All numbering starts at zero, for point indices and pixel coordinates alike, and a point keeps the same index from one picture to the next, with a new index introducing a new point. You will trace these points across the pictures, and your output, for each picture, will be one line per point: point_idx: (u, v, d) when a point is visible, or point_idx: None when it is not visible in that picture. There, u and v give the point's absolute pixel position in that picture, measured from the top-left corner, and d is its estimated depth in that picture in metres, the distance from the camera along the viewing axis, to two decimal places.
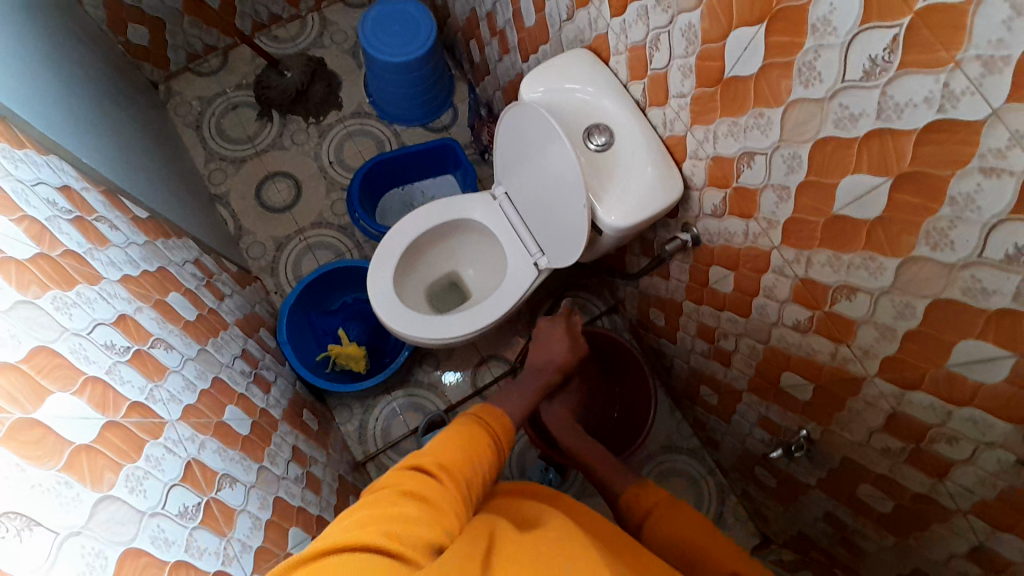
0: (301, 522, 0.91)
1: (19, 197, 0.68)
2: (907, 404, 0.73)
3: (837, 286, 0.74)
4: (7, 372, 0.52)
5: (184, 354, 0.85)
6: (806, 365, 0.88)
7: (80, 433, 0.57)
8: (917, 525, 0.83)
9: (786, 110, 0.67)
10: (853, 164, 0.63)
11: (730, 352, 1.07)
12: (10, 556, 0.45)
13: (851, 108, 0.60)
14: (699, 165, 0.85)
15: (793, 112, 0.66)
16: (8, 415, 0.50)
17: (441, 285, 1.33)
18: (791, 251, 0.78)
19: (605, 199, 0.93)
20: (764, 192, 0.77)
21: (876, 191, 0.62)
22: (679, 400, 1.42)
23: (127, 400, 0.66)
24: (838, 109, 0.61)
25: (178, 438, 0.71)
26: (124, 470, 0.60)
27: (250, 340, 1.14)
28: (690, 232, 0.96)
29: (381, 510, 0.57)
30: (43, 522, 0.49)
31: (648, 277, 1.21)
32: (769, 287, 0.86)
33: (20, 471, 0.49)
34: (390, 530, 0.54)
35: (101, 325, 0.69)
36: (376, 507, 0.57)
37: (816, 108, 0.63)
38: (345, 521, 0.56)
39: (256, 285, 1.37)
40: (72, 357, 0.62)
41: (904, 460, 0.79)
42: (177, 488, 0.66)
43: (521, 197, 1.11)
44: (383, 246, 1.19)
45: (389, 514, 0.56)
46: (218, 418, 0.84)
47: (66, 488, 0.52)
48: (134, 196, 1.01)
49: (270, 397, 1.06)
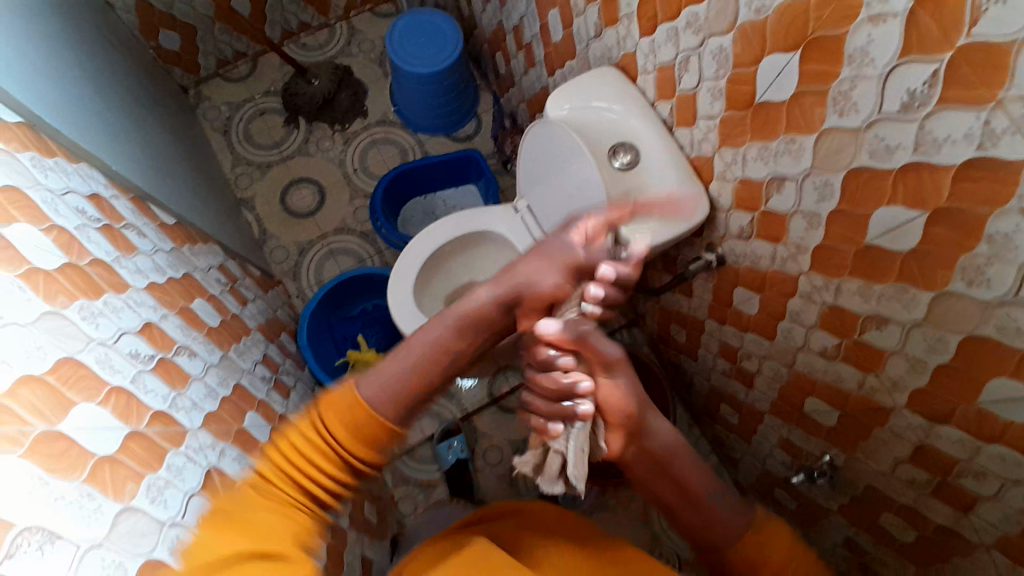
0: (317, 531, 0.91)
1: (49, 207, 0.69)
2: (935, 437, 0.72)
3: (867, 315, 0.72)
4: (32, 386, 0.53)
5: (209, 363, 0.86)
6: (831, 391, 0.87)
7: (104, 445, 0.57)
8: (939, 558, 0.81)
9: (819, 138, 0.66)
10: (887, 195, 0.61)
11: (753, 374, 1.05)
12: (31, 570, 0.45)
13: (887, 140, 0.58)
14: (727, 186, 0.84)
15: (826, 139, 0.65)
16: (32, 428, 0.50)
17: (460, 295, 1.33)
18: (820, 277, 0.77)
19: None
20: (793, 217, 0.75)
21: (911, 225, 0.60)
22: (698, 417, 1.41)
23: (150, 409, 0.67)
24: (873, 139, 0.60)
25: (200, 447, 0.72)
26: (145, 480, 0.60)
27: (272, 346, 1.15)
28: (715, 252, 0.95)
29: (232, 521, 0.56)
30: (65, 534, 0.49)
31: (670, 294, 1.20)
32: (795, 311, 0.85)
33: (42, 484, 0.49)
34: (228, 543, 0.54)
35: (127, 334, 0.71)
36: (222, 525, 0.55)
37: (850, 137, 0.62)
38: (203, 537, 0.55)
39: (279, 290, 1.38)
40: (98, 367, 0.62)
41: (930, 493, 0.77)
42: (198, 497, 0.66)
43: (544, 211, 1.11)
44: (405, 256, 1.19)
45: (244, 527, 0.55)
46: (239, 426, 0.85)
47: (88, 500, 0.52)
48: (163, 203, 1.03)
49: (289, 403, 1.07)
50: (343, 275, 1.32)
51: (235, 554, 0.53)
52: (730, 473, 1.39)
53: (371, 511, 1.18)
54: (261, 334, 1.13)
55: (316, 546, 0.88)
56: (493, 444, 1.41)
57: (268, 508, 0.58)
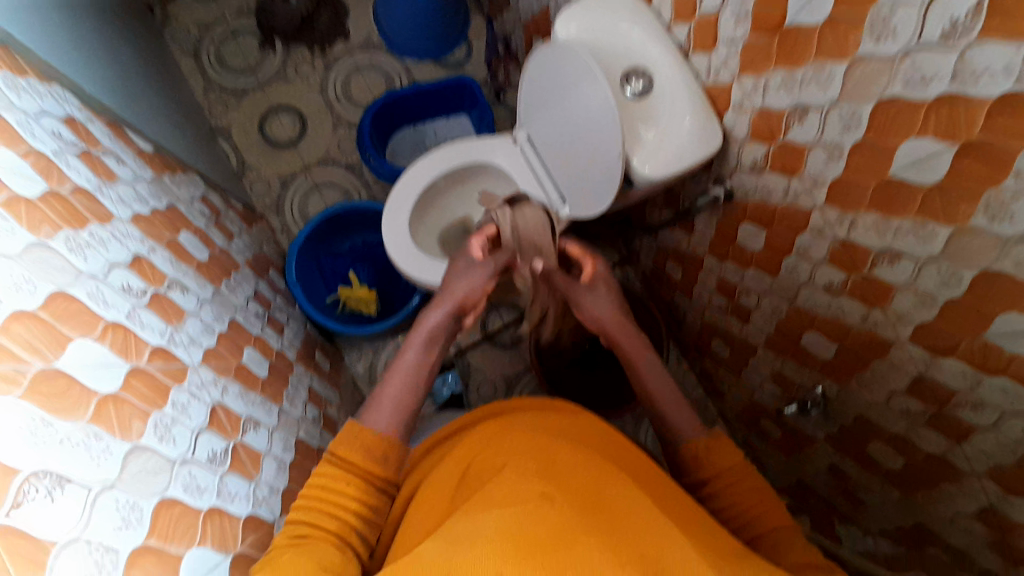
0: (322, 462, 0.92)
1: (24, 128, 0.63)
2: (935, 369, 0.74)
3: (880, 249, 0.72)
4: (24, 322, 0.49)
5: (201, 298, 0.82)
6: (831, 325, 0.88)
7: (107, 383, 0.54)
8: (925, 485, 0.86)
9: (850, 67, 0.63)
10: (918, 127, 0.59)
11: (751, 310, 1.07)
12: (42, 521, 0.41)
13: (923, 71, 0.56)
14: (743, 117, 0.82)
15: (860, 66, 0.62)
16: (28, 367, 0.46)
17: None
18: (834, 211, 0.76)
19: (639, 148, 0.89)
20: (814, 150, 0.73)
21: (938, 158, 0.59)
22: (688, 352, 1.43)
23: (148, 344, 0.64)
24: (909, 70, 0.57)
25: (202, 383, 0.70)
26: (150, 419, 0.57)
27: (262, 282, 1.11)
28: (723, 186, 0.94)
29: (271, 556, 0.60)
30: (74, 478, 0.44)
31: (669, 230, 1.20)
32: (804, 246, 0.84)
33: (46, 426, 0.45)
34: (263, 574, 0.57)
35: (116, 267, 0.66)
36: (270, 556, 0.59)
37: (884, 67, 0.59)
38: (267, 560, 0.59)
39: (263, 224, 1.32)
40: (90, 302, 0.58)
41: (923, 422, 0.80)
42: (206, 433, 0.65)
43: (545, 142, 1.07)
44: (397, 189, 1.14)
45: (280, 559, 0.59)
46: (239, 362, 0.82)
47: (95, 441, 0.48)
48: (138, 129, 0.96)
49: (284, 339, 1.05)
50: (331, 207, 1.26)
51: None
52: (715, 405, 1.43)
53: None
54: (250, 270, 1.08)
55: None
56: (485, 378, 1.42)
57: (303, 547, 0.61)
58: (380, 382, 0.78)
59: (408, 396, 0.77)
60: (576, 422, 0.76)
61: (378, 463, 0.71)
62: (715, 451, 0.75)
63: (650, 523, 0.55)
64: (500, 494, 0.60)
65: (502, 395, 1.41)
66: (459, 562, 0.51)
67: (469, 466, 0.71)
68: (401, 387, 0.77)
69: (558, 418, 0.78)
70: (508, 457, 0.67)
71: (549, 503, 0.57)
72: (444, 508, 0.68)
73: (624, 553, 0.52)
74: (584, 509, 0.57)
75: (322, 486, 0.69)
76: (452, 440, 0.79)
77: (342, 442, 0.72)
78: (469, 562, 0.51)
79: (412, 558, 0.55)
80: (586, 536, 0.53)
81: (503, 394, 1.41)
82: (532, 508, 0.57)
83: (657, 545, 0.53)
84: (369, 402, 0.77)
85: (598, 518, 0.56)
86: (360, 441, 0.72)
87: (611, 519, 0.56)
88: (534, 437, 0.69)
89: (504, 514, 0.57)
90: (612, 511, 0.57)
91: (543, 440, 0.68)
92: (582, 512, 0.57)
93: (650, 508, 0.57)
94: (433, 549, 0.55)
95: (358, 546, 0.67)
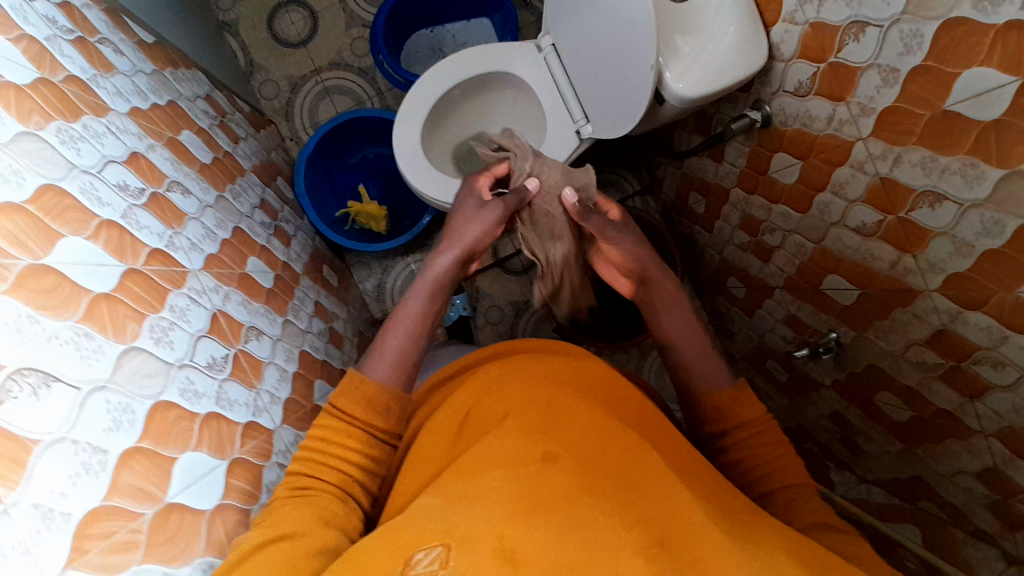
0: (325, 375, 0.92)
1: (16, 14, 0.58)
2: (960, 323, 0.70)
3: (923, 191, 0.67)
4: (12, 215, 0.46)
5: (204, 201, 0.80)
6: (857, 270, 0.84)
7: (102, 281, 0.52)
8: (930, 439, 0.85)
9: None
10: (984, 55, 0.53)
11: (773, 249, 1.02)
12: (28, 419, 0.40)
13: None
14: (793, 31, 0.75)
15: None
16: (16, 262, 0.44)
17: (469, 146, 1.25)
18: (879, 145, 0.70)
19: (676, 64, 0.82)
20: (867, 73, 0.67)
21: (1001, 91, 0.53)
22: (702, 288, 1.40)
23: (146, 247, 0.62)
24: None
25: (203, 289, 0.68)
26: (146, 321, 0.56)
27: (269, 190, 1.08)
28: (761, 110, 0.87)
29: (270, 512, 0.58)
30: (62, 377, 0.43)
31: (697, 159, 1.13)
32: (840, 182, 0.79)
33: (33, 322, 0.43)
34: (262, 528, 0.55)
35: (112, 163, 0.63)
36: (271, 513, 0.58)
37: None
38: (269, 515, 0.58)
39: (272, 130, 1.27)
40: (84, 198, 0.56)
41: (937, 376, 0.78)
42: (205, 339, 0.64)
43: (572, 54, 1.00)
44: (410, 98, 1.08)
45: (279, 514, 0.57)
46: (242, 271, 0.81)
47: (85, 340, 0.47)
48: (138, 16, 0.89)
49: (290, 251, 1.03)
50: (341, 115, 1.21)
51: (249, 542, 0.54)
52: (723, 343, 1.41)
53: None
54: (256, 176, 1.05)
55: (324, 389, 0.90)
56: (494, 303, 1.40)
57: (302, 502, 0.59)
58: (382, 329, 0.75)
59: (412, 348, 0.74)
60: (584, 370, 0.74)
61: (377, 415, 0.68)
62: (722, 399, 0.74)
63: (655, 485, 0.54)
64: (502, 452, 0.59)
65: (510, 320, 1.40)
66: (458, 519, 0.51)
67: (470, 414, 0.70)
68: (403, 339, 0.73)
69: (556, 360, 0.76)
70: (508, 414, 0.65)
71: (552, 464, 0.56)
72: (445, 455, 0.67)
73: (628, 513, 0.51)
74: (588, 471, 0.56)
75: (323, 436, 0.66)
76: (455, 386, 0.79)
77: (341, 394, 0.68)
78: (467, 518, 0.51)
79: (411, 515, 0.55)
80: (589, 496, 0.52)
81: (511, 320, 1.40)
82: (533, 468, 0.56)
83: (661, 499, 0.52)
84: (370, 350, 0.73)
85: (600, 481, 0.55)
86: (362, 393, 0.68)
87: (616, 482, 0.55)
88: (539, 391, 0.68)
89: (505, 474, 0.56)
90: (616, 472, 0.56)
91: (548, 394, 0.67)
92: (585, 473, 0.55)
93: (656, 470, 0.56)
94: (434, 511, 0.53)
95: (360, 497, 0.66)
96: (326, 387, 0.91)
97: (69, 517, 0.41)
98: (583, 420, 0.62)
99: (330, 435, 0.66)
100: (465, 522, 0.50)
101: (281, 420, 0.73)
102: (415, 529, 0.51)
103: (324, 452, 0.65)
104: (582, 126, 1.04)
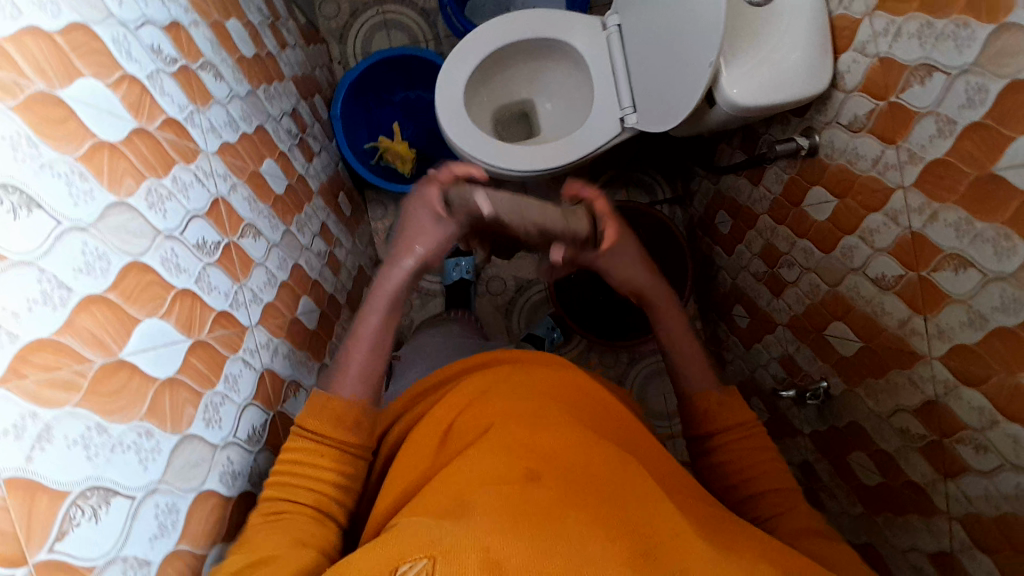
0: (313, 295, 0.91)
1: None
2: (953, 398, 0.68)
3: (950, 253, 0.65)
4: (37, 38, 0.46)
5: (235, 89, 0.79)
6: (866, 321, 0.82)
7: (108, 129, 0.52)
8: (892, 509, 0.83)
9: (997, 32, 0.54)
10: None
11: (787, 284, 1.01)
12: (1, 232, 0.39)
13: None
14: (861, 62, 0.74)
15: (1005, 33, 0.53)
16: (30, 84, 0.44)
17: (510, 112, 1.24)
18: (919, 197, 0.68)
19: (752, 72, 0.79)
20: (924, 119, 0.65)
21: None
22: (706, 312, 1.38)
23: (163, 114, 0.61)
24: None
25: (210, 172, 0.68)
26: (144, 183, 0.55)
27: (304, 103, 1.07)
28: (810, 139, 0.85)
29: (245, 535, 0.57)
30: (44, 206, 0.43)
31: (735, 178, 1.11)
32: (871, 229, 0.77)
33: (31, 145, 0.43)
34: (238, 553, 0.54)
35: (150, 23, 0.62)
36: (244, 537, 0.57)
37: None
38: (251, 533, 0.57)
39: (322, 47, 1.26)
40: (114, 46, 0.55)
41: (916, 448, 0.76)
42: (200, 220, 0.63)
43: (637, 40, 0.98)
44: (461, 47, 1.07)
45: (252, 537, 0.56)
46: (254, 169, 0.80)
47: (78, 180, 0.47)
48: None
49: (310, 167, 1.02)
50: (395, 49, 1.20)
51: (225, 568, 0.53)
52: None
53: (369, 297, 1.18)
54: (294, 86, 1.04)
55: (309, 307, 0.89)
56: (498, 274, 1.39)
57: (276, 526, 0.58)
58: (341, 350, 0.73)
59: (375, 360, 0.74)
60: (569, 385, 0.72)
61: (349, 432, 0.68)
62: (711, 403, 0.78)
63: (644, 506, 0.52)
64: (484, 463, 0.57)
65: (510, 295, 1.39)
66: (445, 534, 0.46)
67: (454, 424, 0.68)
68: (364, 352, 0.73)
69: (542, 370, 0.74)
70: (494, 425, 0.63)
71: (536, 482, 0.54)
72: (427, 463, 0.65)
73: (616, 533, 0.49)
74: (572, 489, 0.53)
75: (294, 454, 0.65)
76: (436, 394, 0.77)
77: (309, 413, 0.68)
78: (449, 532, 0.46)
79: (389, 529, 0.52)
80: (573, 513, 0.50)
81: (510, 294, 1.39)
82: (517, 484, 0.53)
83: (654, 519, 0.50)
84: (333, 368, 0.72)
85: (586, 498, 0.53)
86: (330, 409, 0.68)
87: (602, 498, 0.53)
88: (525, 404, 0.65)
89: (491, 488, 0.53)
90: (604, 489, 0.54)
91: (533, 407, 0.65)
92: (568, 488, 0.53)
93: (639, 488, 0.55)
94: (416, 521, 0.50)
95: (338, 517, 0.65)
96: (312, 307, 0.91)
97: (14, 340, 0.40)
98: (566, 435, 0.60)
99: (300, 455, 0.65)
100: (447, 533, 0.46)
101: (258, 320, 0.72)
102: (399, 536, 0.47)
103: (296, 469, 0.64)
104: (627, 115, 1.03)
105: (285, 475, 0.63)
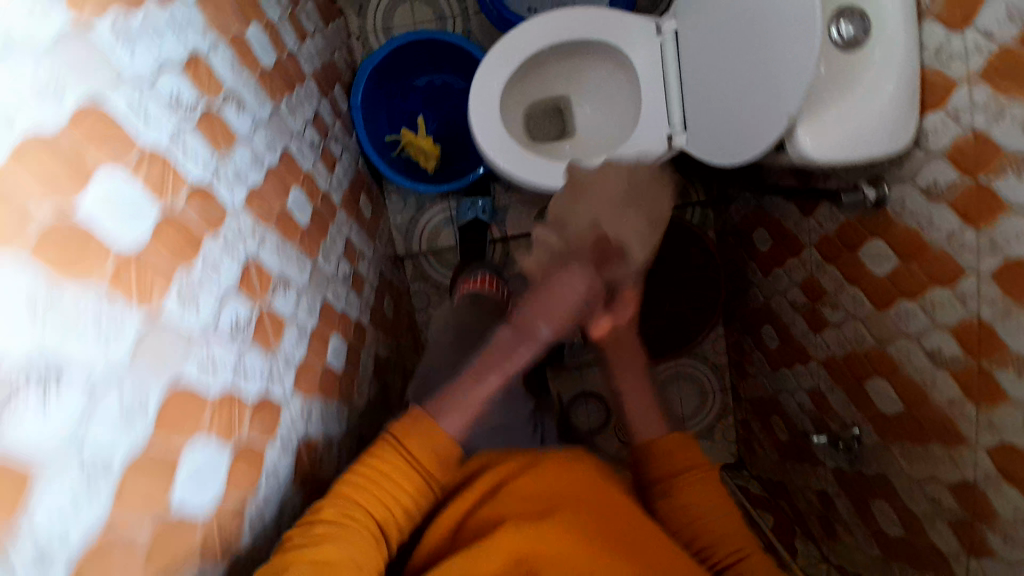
0: (341, 327, 0.88)
1: None
2: (993, 490, 0.68)
3: (1017, 355, 0.62)
4: (46, 153, 0.39)
5: (258, 116, 0.72)
6: (912, 387, 0.80)
7: (130, 228, 0.46)
8: (913, 566, 0.85)
9: None
10: None
11: (828, 324, 0.98)
12: (30, 430, 0.35)
13: None
14: (950, 127, 0.67)
15: None
16: (35, 219, 0.37)
17: (543, 112, 1.15)
18: (995, 290, 0.64)
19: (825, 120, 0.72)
20: (1015, 215, 0.60)
21: None
22: (731, 321, 1.36)
23: (188, 182, 0.55)
24: None
25: (239, 232, 0.62)
26: (175, 280, 0.50)
27: (325, 102, 0.98)
28: (878, 190, 0.79)
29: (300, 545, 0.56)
30: (72, 364, 0.38)
31: (782, 202, 1.05)
32: (932, 302, 0.74)
33: (54, 302, 0.38)
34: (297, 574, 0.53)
35: (168, 69, 0.55)
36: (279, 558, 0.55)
37: None
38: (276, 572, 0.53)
39: (341, 22, 1.14)
40: (131, 116, 0.49)
41: (945, 519, 0.77)
42: (232, 296, 0.59)
43: (697, 57, 0.90)
44: (502, 44, 0.98)
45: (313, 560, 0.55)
46: (281, 205, 0.74)
47: (105, 316, 0.42)
48: None
49: (333, 178, 0.95)
50: (422, 32, 1.09)
51: None
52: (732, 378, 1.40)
53: (390, 303, 1.14)
54: (315, 84, 0.95)
55: (338, 344, 0.85)
56: None
57: (342, 542, 0.57)
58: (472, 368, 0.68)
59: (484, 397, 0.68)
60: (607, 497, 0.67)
61: (441, 471, 0.65)
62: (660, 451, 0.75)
63: None
64: None
65: None
66: None
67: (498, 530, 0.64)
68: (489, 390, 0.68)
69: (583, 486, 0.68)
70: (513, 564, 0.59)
71: None
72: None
73: None
74: None
75: (363, 492, 0.62)
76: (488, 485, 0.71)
77: (414, 434, 0.65)
78: None
79: None
80: None
81: None
82: None
83: None
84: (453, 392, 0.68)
85: None
86: (418, 436, 0.65)
87: None
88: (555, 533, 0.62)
89: None
90: None
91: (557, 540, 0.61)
92: None
93: None
94: None
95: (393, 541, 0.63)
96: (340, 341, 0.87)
97: (55, 560, 0.36)
98: None
99: (366, 489, 0.62)
100: None
101: (292, 385, 0.69)
102: None
103: (371, 493, 0.62)
104: (676, 134, 0.97)
105: (356, 502, 0.61)
